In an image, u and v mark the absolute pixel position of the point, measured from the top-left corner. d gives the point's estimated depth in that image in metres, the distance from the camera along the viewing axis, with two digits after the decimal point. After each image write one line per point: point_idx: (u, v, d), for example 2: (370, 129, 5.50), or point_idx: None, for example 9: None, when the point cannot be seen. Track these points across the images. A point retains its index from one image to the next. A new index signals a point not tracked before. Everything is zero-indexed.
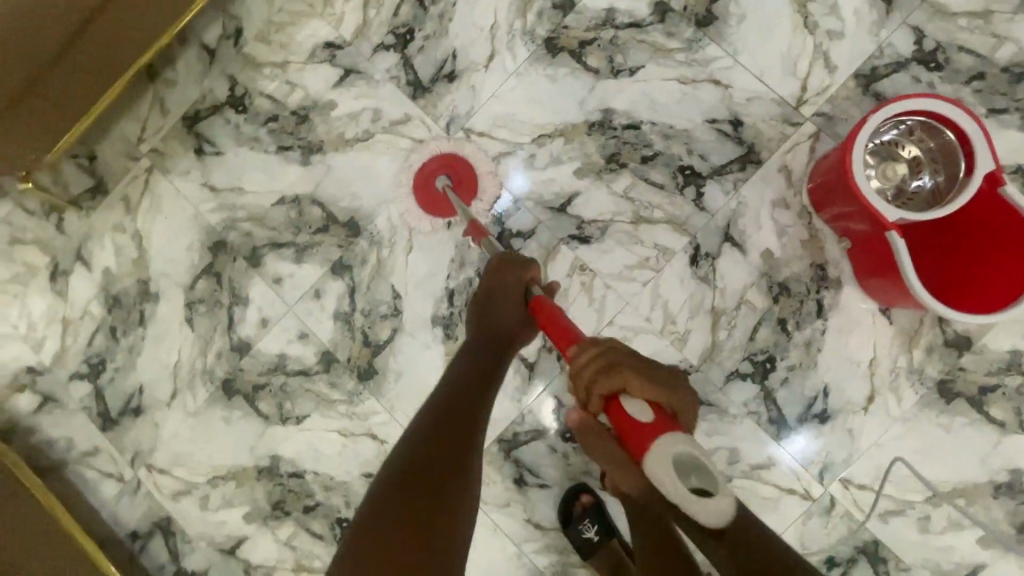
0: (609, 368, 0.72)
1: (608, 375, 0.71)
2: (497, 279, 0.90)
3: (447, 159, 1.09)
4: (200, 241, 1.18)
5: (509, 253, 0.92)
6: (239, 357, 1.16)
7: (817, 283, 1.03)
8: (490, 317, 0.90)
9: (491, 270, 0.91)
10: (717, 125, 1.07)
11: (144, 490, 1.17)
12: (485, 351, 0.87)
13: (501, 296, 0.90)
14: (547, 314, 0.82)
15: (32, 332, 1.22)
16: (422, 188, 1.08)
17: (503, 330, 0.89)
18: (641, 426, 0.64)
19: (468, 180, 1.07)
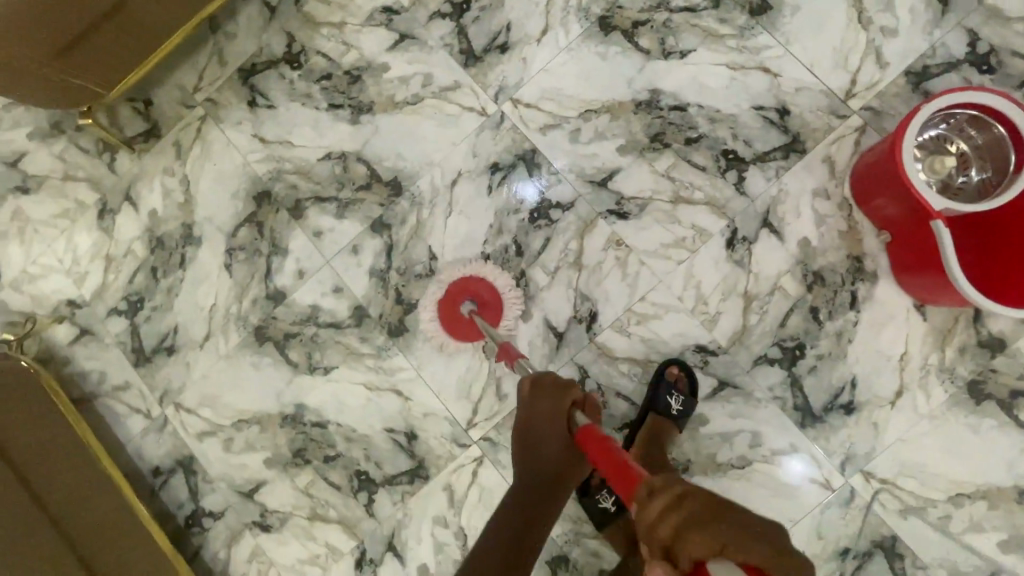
0: (699, 523, 0.50)
1: (699, 536, 0.49)
2: (540, 392, 0.83)
3: (469, 283, 1.05)
4: (246, 190, 1.21)
5: (552, 376, 0.84)
6: (273, 305, 1.18)
7: (852, 275, 1.03)
8: (535, 453, 0.84)
9: (525, 397, 0.85)
10: (763, 112, 1.08)
11: (169, 428, 1.19)
12: (527, 497, 0.83)
13: (548, 429, 0.82)
14: (598, 443, 0.68)
15: (75, 266, 1.25)
16: (448, 325, 1.04)
17: (550, 467, 0.83)
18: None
19: (494, 307, 1.04)
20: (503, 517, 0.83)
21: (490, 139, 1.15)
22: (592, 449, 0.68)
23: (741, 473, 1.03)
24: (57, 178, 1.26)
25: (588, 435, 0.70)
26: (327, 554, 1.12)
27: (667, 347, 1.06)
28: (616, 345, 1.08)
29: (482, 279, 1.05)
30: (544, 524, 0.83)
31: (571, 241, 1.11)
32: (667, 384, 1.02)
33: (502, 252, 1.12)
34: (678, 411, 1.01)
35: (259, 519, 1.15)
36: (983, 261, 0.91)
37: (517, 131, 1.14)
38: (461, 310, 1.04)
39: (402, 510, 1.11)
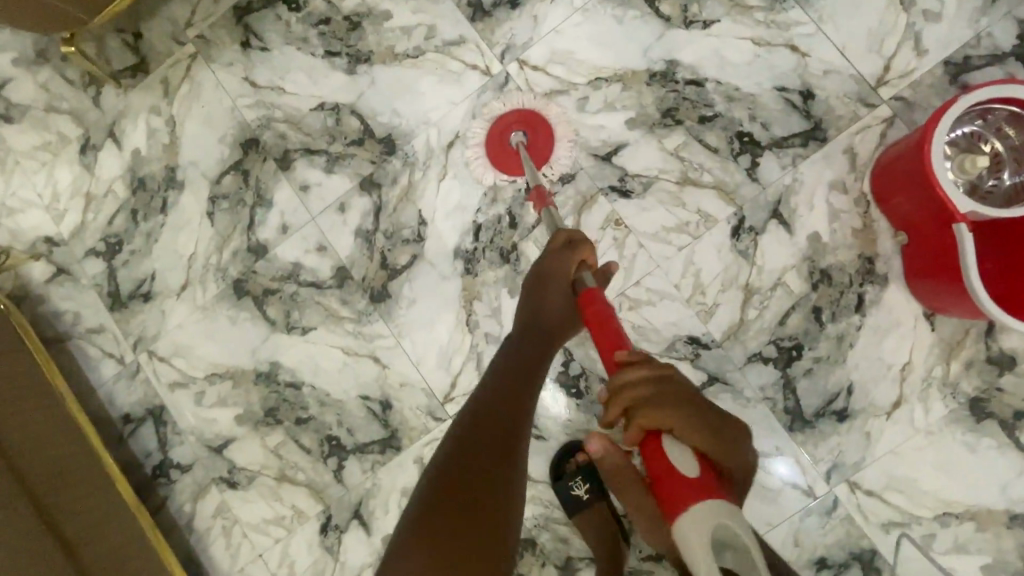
0: (659, 406, 0.68)
1: (654, 412, 0.68)
2: (562, 247, 0.87)
3: (526, 116, 1.02)
4: (233, 136, 1.16)
5: (565, 230, 0.87)
6: (255, 259, 1.13)
7: (861, 276, 0.97)
8: (539, 299, 0.88)
9: (555, 250, 0.88)
10: (786, 95, 1.00)
11: (142, 376, 1.16)
12: (531, 342, 0.85)
13: (555, 286, 0.87)
14: (594, 314, 0.77)
15: (55, 203, 1.21)
16: (493, 151, 1.02)
17: (548, 320, 0.87)
18: (677, 477, 0.63)
19: (543, 147, 1.01)
20: (511, 358, 0.83)
21: (492, 101, 1.08)
22: (589, 321, 0.78)
23: None
24: (40, 109, 1.21)
25: (589, 300, 0.78)
26: (292, 516, 1.10)
27: (658, 335, 1.01)
28: None
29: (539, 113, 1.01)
30: (547, 360, 0.85)
31: (568, 216, 1.05)
32: None
33: (494, 223, 1.07)
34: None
35: (226, 475, 1.13)
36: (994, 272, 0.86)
37: (521, 94, 1.07)
38: (508, 140, 1.02)
39: (371, 479, 1.08)
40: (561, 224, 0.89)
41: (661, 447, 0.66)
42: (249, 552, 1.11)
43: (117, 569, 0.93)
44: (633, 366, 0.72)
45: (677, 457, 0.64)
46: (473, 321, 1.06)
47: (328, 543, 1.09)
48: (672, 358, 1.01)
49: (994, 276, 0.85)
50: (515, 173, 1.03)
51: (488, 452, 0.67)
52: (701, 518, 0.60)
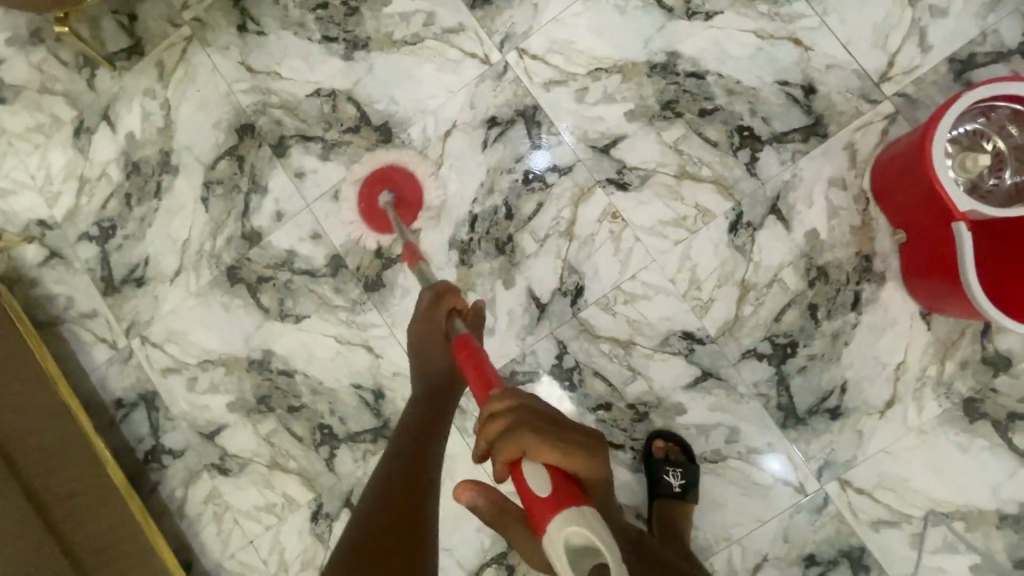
0: (514, 430, 0.58)
1: (512, 438, 0.58)
2: (429, 307, 0.86)
3: (384, 175, 1.08)
4: (228, 121, 1.14)
5: (434, 286, 0.87)
6: (248, 246, 1.13)
7: (858, 274, 0.96)
8: (426, 364, 0.86)
9: (424, 309, 0.87)
10: (788, 89, 0.99)
11: (135, 361, 1.16)
12: (426, 404, 0.81)
13: (431, 340, 0.85)
14: (465, 355, 0.70)
15: (49, 185, 1.20)
16: (365, 213, 1.08)
17: (437, 376, 0.84)
18: (536, 501, 0.54)
19: (411, 202, 1.07)
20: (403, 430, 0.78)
21: (490, 91, 1.07)
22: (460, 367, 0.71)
23: (713, 468, 0.99)
24: (33, 90, 1.20)
25: (460, 348, 0.71)
26: (284, 503, 1.10)
27: (652, 330, 1.01)
28: (599, 322, 1.02)
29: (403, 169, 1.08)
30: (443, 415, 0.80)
31: (564, 208, 1.04)
32: (662, 463, 0.95)
33: (490, 214, 1.06)
34: (680, 489, 0.95)
35: (218, 461, 1.13)
36: (994, 273, 0.84)
37: (519, 84, 1.06)
38: (377, 199, 1.07)
39: (363, 468, 1.08)
40: (431, 280, 0.90)
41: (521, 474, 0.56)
42: (240, 538, 1.12)
43: (110, 551, 0.94)
44: (497, 393, 0.62)
45: (534, 484, 0.55)
46: None
47: (318, 531, 1.09)
48: (667, 353, 1.00)
49: (996, 276, 0.84)
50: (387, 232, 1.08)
51: (375, 550, 0.60)
52: (556, 540, 0.51)
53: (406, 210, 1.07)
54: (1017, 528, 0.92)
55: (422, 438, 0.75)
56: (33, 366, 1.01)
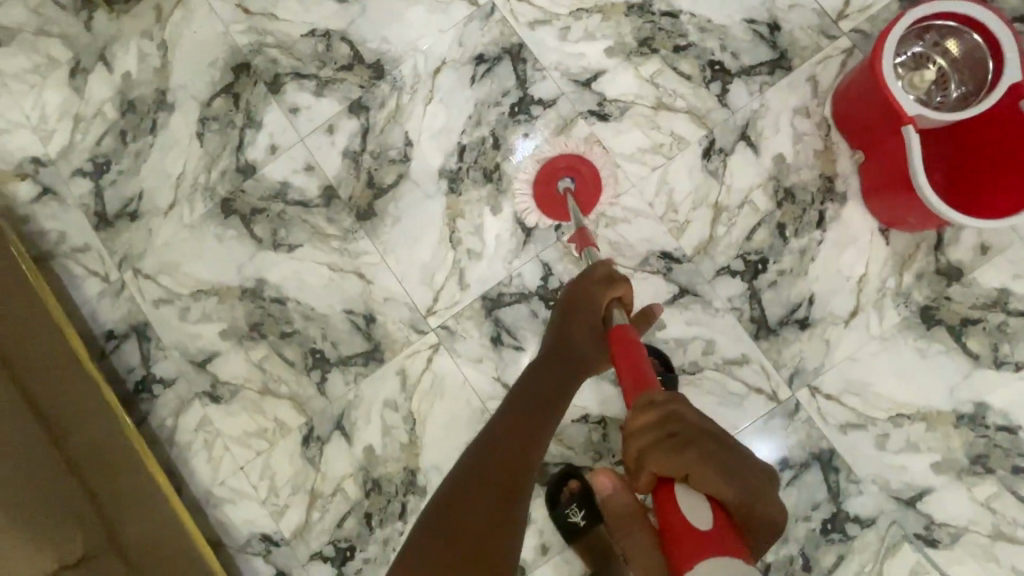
0: (672, 446, 0.64)
1: (676, 456, 0.63)
2: (600, 280, 0.89)
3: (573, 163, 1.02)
4: (225, 60, 1.18)
5: (609, 264, 0.90)
6: (243, 179, 1.16)
7: (822, 194, 1.03)
8: (566, 332, 0.90)
9: (594, 278, 0.89)
10: (754, 26, 1.07)
11: (127, 294, 1.17)
12: (558, 368, 0.86)
13: (583, 313, 0.89)
14: (629, 350, 0.76)
15: (43, 124, 1.22)
16: (542, 199, 1.02)
17: (578, 354, 0.88)
18: (690, 526, 0.58)
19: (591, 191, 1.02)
20: (535, 378, 0.86)
21: (478, 30, 1.13)
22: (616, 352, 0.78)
23: (691, 379, 1.04)
24: (30, 32, 1.22)
25: (619, 336, 0.77)
26: (275, 429, 1.12)
27: (633, 250, 1.06)
28: None
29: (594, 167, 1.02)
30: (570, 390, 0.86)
31: (548, 138, 1.10)
32: None
33: (478, 144, 1.11)
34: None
35: (209, 389, 1.14)
36: (969, 199, 0.90)
37: (505, 23, 1.12)
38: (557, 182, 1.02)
39: (354, 391, 1.11)
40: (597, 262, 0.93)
41: (675, 494, 0.61)
42: (230, 465, 1.13)
43: (102, 445, 0.94)
44: (648, 403, 0.69)
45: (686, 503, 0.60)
46: (456, 238, 1.10)
47: (309, 455, 1.11)
48: (646, 272, 1.06)
49: (979, 195, 0.88)
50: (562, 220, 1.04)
51: (492, 469, 0.68)
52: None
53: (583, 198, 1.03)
54: (972, 426, 0.98)
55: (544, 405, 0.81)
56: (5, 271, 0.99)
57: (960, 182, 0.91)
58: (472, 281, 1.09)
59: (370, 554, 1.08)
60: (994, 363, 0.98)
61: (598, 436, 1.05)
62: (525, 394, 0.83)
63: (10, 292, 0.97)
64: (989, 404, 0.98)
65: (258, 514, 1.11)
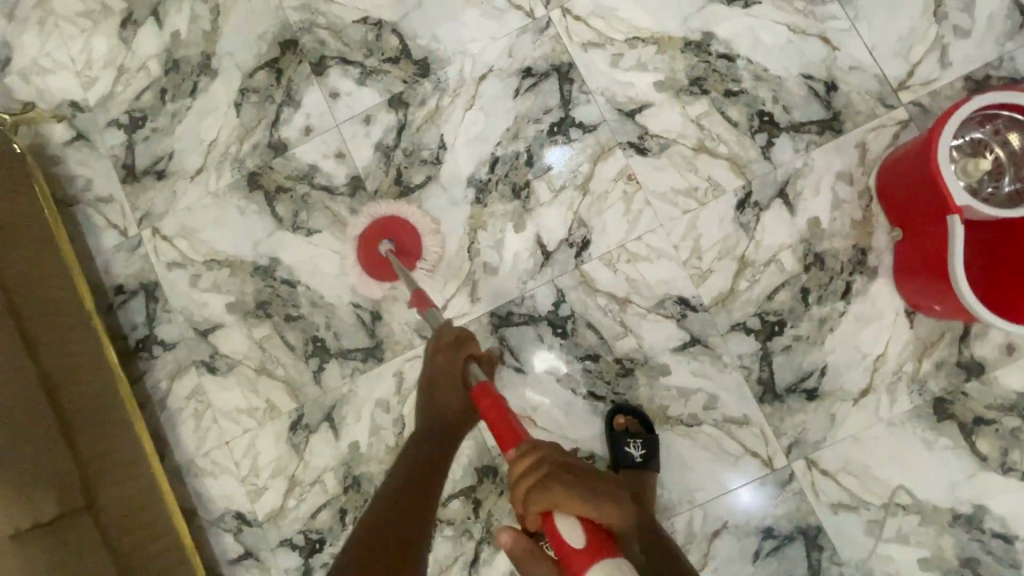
0: (543, 483, 0.64)
1: (543, 491, 0.63)
2: (451, 344, 0.97)
3: (389, 223, 1.02)
4: (273, 34, 1.18)
5: (451, 330, 0.97)
6: (273, 155, 1.16)
7: (852, 266, 1.01)
8: (434, 403, 0.96)
9: (430, 354, 0.99)
10: (811, 83, 1.04)
11: (142, 251, 1.18)
12: (430, 442, 0.93)
13: (444, 384, 0.96)
14: (489, 405, 0.76)
15: (87, 70, 1.23)
16: (366, 266, 1.02)
17: (445, 422, 0.95)
18: (571, 550, 0.58)
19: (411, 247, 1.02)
20: (407, 464, 0.90)
21: (530, 42, 1.11)
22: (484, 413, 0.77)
23: (687, 430, 1.02)
24: None
25: (483, 393, 0.77)
26: (265, 410, 1.12)
27: (649, 291, 1.04)
28: (600, 277, 1.06)
29: (397, 217, 1.02)
30: (443, 464, 0.91)
31: (582, 163, 1.08)
32: (623, 434, 0.99)
33: (511, 158, 1.10)
34: (643, 459, 0.97)
35: (207, 359, 1.14)
36: (1002, 297, 0.87)
37: (558, 41, 1.10)
38: (377, 249, 1.02)
39: (349, 385, 1.10)
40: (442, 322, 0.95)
41: (554, 525, 0.61)
42: (216, 437, 1.13)
43: (94, 399, 0.94)
44: (517, 452, 0.68)
45: (564, 530, 0.59)
46: (474, 248, 1.09)
47: (295, 440, 1.11)
48: (660, 315, 1.04)
49: (1012, 293, 0.86)
50: (390, 280, 1.04)
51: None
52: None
53: (405, 258, 1.03)
54: (967, 528, 0.95)
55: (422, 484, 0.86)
56: (25, 211, 0.99)
57: (996, 277, 0.88)
58: (483, 295, 1.08)
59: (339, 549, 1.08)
60: (1001, 468, 0.95)
61: None
62: (401, 476, 0.88)
63: (27, 232, 0.98)
64: (988, 508, 0.95)
65: (235, 491, 1.12)
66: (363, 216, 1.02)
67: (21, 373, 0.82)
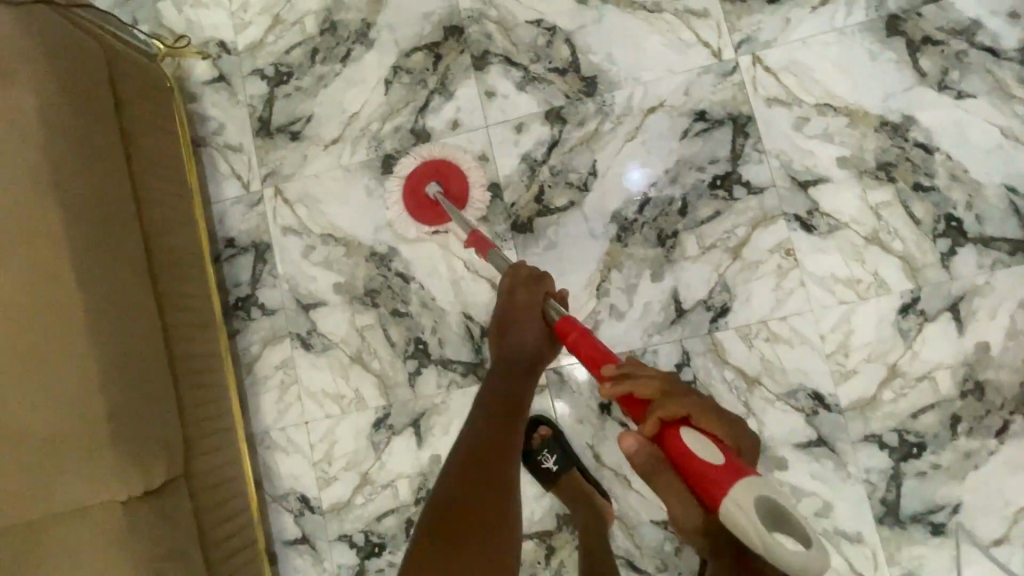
0: (671, 394, 0.70)
1: (674, 403, 0.68)
2: (525, 282, 0.88)
3: (438, 166, 1.03)
4: (440, 16, 1.12)
5: (526, 267, 0.88)
6: (413, 142, 1.11)
7: (1015, 404, 0.92)
8: (515, 339, 0.88)
9: (507, 290, 0.89)
10: (1014, 196, 0.95)
11: (261, 209, 1.14)
12: (505, 378, 0.88)
13: (526, 318, 0.87)
14: (578, 333, 0.76)
15: (243, 13, 1.19)
16: (413, 210, 1.04)
17: (527, 355, 0.89)
18: (710, 468, 0.61)
19: (457, 186, 1.03)
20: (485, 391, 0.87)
21: (710, 85, 1.03)
22: (575, 349, 0.76)
23: None
24: None
25: (567, 325, 0.77)
26: (352, 399, 1.09)
27: (783, 377, 0.97)
28: (733, 349, 0.99)
29: (446, 159, 1.02)
30: (530, 385, 0.89)
31: (740, 225, 1.00)
32: None
33: (664, 203, 1.03)
34: None
35: (304, 334, 1.11)
36: None
37: (742, 90, 1.02)
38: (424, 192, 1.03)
39: (443, 396, 1.06)
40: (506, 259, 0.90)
41: (677, 435, 0.65)
42: (296, 415, 1.10)
43: (199, 361, 0.91)
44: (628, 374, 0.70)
45: (695, 445, 0.64)
46: (603, 288, 1.03)
47: (375, 438, 1.07)
48: (789, 405, 0.97)
49: None
50: (444, 222, 1.05)
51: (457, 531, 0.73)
52: (744, 506, 0.57)
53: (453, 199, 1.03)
54: None
55: (514, 391, 0.87)
56: (166, 150, 0.95)
57: None
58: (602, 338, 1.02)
59: (397, 559, 1.05)
60: None
61: (670, 546, 0.99)
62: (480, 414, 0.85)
63: (166, 173, 0.94)
64: None
65: (305, 474, 1.09)
66: (409, 160, 1.03)
67: (151, 325, 0.78)
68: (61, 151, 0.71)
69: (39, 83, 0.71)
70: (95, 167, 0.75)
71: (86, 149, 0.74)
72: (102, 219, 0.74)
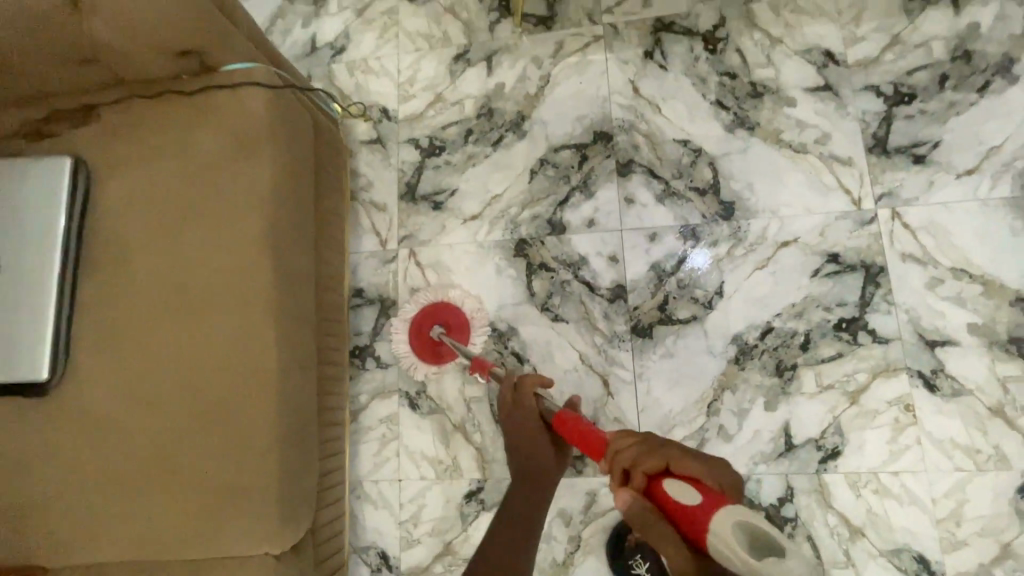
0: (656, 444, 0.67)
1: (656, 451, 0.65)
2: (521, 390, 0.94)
3: (435, 308, 1.13)
4: (592, 121, 1.21)
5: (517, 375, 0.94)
6: (548, 232, 1.17)
7: None
8: (523, 447, 0.95)
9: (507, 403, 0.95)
10: None
11: (393, 267, 1.22)
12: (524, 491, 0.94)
13: (524, 421, 0.93)
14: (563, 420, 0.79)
15: (408, 85, 1.30)
16: (427, 355, 1.11)
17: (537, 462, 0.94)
18: (693, 508, 0.55)
19: (459, 324, 1.12)
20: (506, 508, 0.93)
21: (847, 230, 1.07)
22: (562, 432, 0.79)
23: None
24: (443, 7, 1.33)
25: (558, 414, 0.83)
26: (448, 466, 1.12)
27: (888, 533, 0.97)
28: (839, 494, 0.99)
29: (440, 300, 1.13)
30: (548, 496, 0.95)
31: (860, 371, 1.02)
32: None
33: (786, 335, 1.05)
34: None
35: (413, 393, 1.16)
36: None
37: (878, 240, 1.06)
38: (428, 333, 1.12)
39: None
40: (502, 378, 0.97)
41: (664, 486, 0.60)
42: (392, 470, 1.14)
43: (330, 413, 0.96)
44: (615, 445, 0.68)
45: (676, 490, 0.58)
46: (714, 407, 1.05)
47: (465, 510, 1.10)
48: (891, 563, 0.96)
49: None
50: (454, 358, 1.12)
51: None
52: (724, 534, 0.50)
53: (457, 336, 1.11)
54: None
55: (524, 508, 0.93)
56: (338, 210, 1.03)
57: None
58: None
59: None
60: None
61: None
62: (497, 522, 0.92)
63: (335, 232, 1.01)
64: None
65: (389, 531, 1.11)
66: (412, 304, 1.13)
67: (310, 381, 0.83)
68: (279, 220, 0.78)
69: (275, 156, 0.79)
70: (298, 237, 0.82)
71: (295, 222, 0.81)
72: (296, 282, 0.81)
